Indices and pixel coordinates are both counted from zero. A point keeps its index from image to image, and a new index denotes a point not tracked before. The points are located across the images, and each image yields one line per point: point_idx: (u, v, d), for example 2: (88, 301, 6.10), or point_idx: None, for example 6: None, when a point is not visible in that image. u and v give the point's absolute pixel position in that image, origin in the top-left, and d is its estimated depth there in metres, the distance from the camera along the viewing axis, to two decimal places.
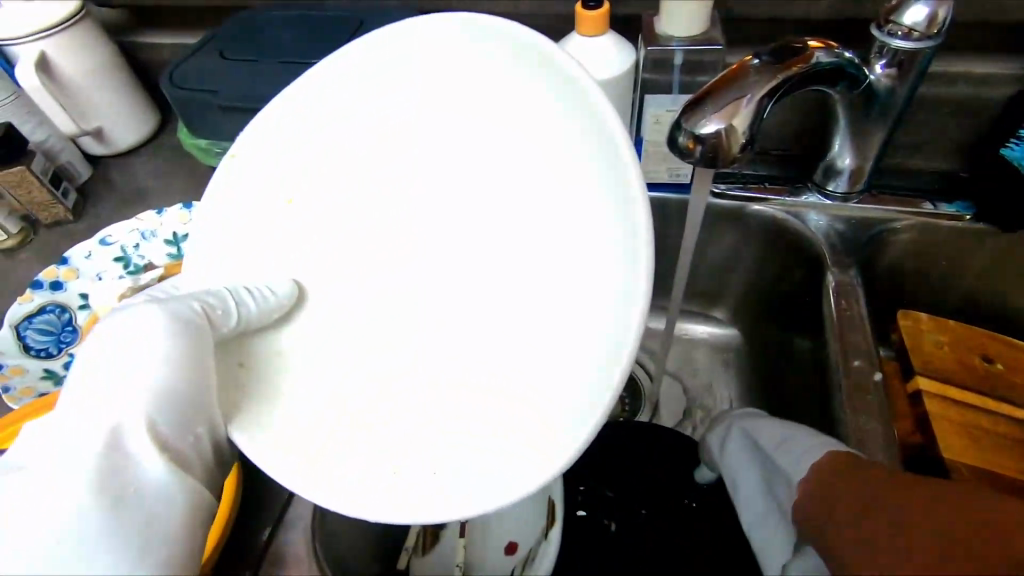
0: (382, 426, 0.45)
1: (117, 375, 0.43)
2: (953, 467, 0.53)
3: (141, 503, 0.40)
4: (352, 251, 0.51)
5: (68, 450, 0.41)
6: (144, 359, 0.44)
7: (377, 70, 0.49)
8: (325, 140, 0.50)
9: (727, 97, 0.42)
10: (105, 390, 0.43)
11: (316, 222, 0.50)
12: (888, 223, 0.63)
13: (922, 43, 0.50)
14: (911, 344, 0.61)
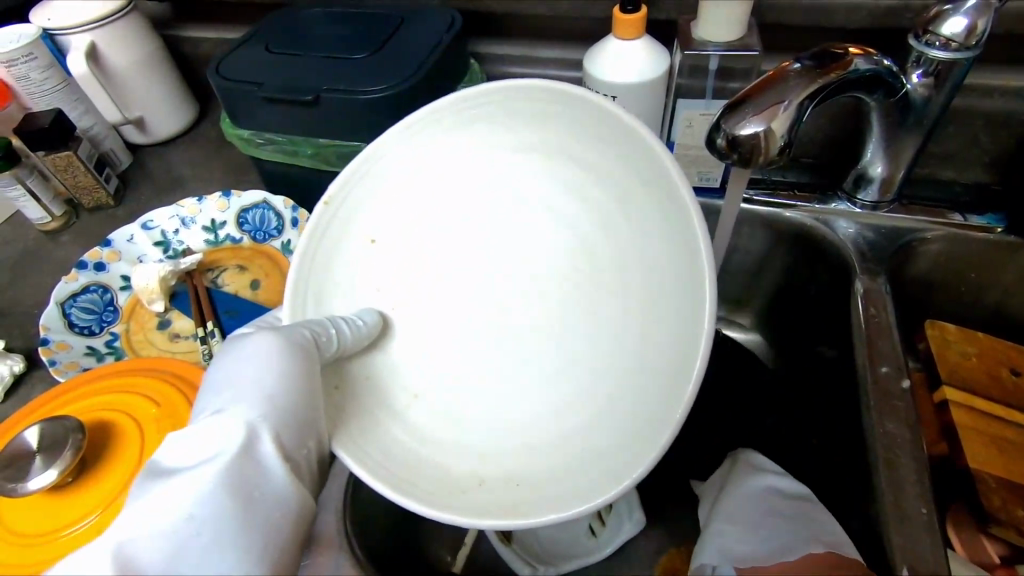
0: (468, 447, 0.47)
1: (237, 387, 0.41)
2: (978, 478, 0.53)
3: (259, 506, 0.38)
4: (435, 288, 0.53)
5: (195, 453, 0.38)
6: (265, 376, 0.42)
7: (449, 123, 0.50)
8: (410, 190, 0.53)
9: (766, 100, 0.43)
10: (228, 399, 0.41)
11: (401, 259, 0.53)
12: (918, 232, 0.63)
13: (960, 53, 0.50)
14: (938, 354, 0.61)
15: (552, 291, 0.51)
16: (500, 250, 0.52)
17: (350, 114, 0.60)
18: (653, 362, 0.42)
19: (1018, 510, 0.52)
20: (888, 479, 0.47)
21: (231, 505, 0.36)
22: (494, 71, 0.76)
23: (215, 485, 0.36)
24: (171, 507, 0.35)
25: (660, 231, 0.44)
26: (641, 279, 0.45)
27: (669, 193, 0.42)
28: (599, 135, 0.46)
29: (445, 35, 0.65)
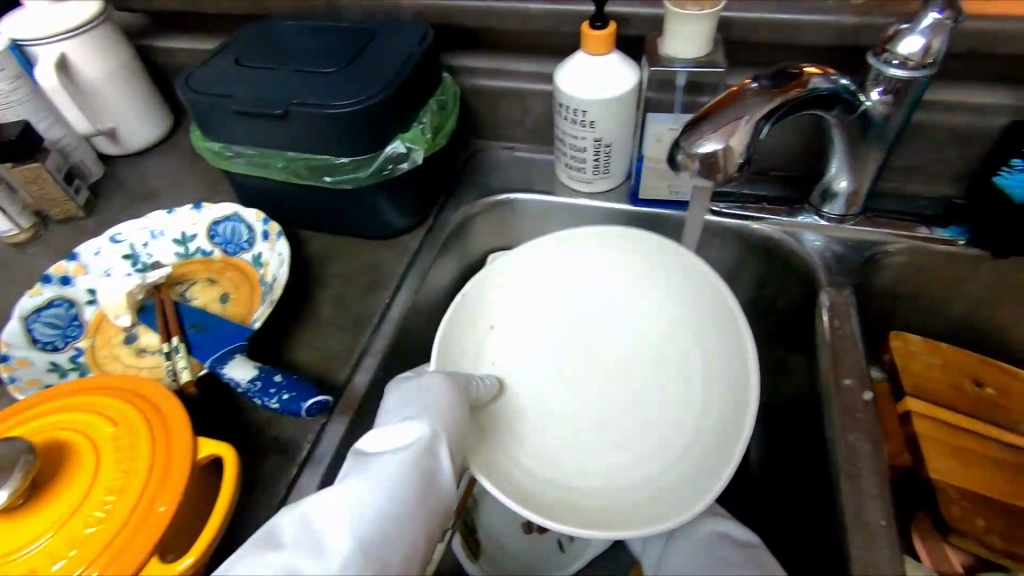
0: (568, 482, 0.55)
1: (419, 401, 0.42)
2: (940, 489, 0.54)
3: (432, 504, 0.36)
4: (538, 373, 0.63)
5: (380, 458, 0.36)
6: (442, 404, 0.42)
7: (567, 242, 0.66)
8: (523, 290, 0.67)
9: (724, 119, 0.43)
10: (414, 410, 0.41)
11: (517, 341, 0.65)
12: (881, 245, 0.65)
13: (917, 72, 0.51)
14: (903, 365, 0.62)
15: (629, 374, 0.62)
16: (592, 339, 0.65)
17: (320, 128, 0.60)
18: (713, 427, 0.55)
19: (979, 520, 0.53)
20: (850, 492, 0.47)
21: (416, 500, 0.35)
22: (469, 83, 0.76)
23: (403, 477, 0.35)
24: (370, 500, 0.34)
25: (711, 338, 0.60)
26: (701, 373, 0.59)
27: (726, 314, 0.58)
28: (675, 275, 0.63)
29: (417, 48, 0.65)
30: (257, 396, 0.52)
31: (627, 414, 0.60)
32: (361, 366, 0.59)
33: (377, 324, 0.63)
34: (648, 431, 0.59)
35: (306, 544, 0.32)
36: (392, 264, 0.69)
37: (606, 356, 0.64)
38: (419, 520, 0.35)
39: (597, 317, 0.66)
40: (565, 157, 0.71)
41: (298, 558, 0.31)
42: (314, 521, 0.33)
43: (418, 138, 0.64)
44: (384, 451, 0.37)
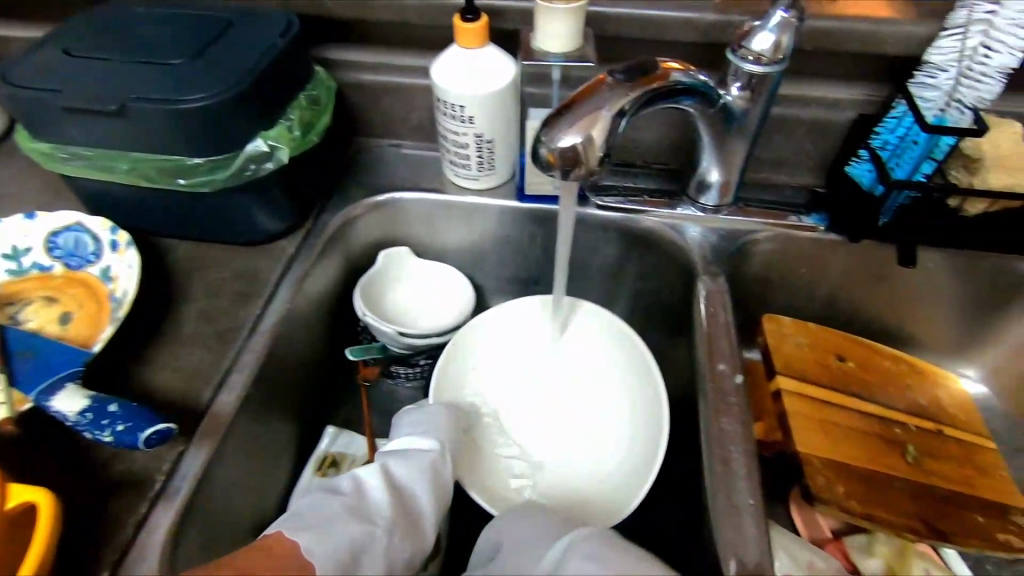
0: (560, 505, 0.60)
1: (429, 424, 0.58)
2: (806, 461, 0.58)
3: (439, 489, 0.53)
4: (520, 393, 0.68)
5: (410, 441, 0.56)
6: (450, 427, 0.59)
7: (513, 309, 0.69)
8: (500, 326, 0.69)
9: (581, 113, 0.43)
10: (430, 428, 0.58)
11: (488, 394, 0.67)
12: (752, 234, 0.68)
13: (771, 67, 0.54)
14: (774, 346, 0.65)
15: (585, 407, 0.67)
16: (548, 383, 0.69)
17: (167, 125, 0.54)
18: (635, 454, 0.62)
19: (840, 487, 0.57)
20: (721, 475, 0.49)
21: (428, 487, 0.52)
22: (347, 78, 0.73)
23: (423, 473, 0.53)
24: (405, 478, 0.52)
25: (629, 365, 0.66)
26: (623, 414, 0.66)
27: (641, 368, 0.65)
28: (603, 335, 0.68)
29: (279, 40, 0.60)
30: (88, 429, 0.46)
31: (593, 432, 0.65)
32: (226, 385, 0.54)
33: (247, 338, 0.58)
34: (608, 445, 0.64)
35: (358, 489, 0.50)
36: (265, 272, 0.64)
37: (568, 376, 0.69)
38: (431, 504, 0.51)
39: (558, 348, 0.70)
40: (449, 155, 0.69)
41: (354, 502, 0.48)
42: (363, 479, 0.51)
43: (283, 135, 0.60)
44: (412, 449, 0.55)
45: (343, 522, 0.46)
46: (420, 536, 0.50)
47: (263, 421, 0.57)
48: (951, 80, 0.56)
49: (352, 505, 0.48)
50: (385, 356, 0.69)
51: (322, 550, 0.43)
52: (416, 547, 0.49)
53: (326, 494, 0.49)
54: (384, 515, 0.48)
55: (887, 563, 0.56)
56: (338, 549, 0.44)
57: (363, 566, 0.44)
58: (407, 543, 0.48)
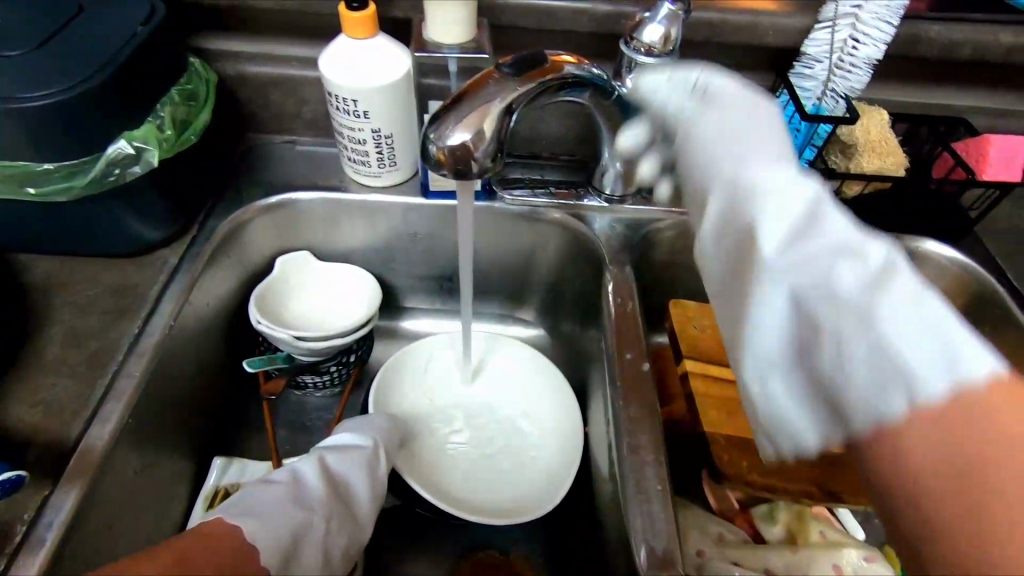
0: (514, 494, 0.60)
1: (363, 422, 0.57)
2: (712, 440, 0.60)
3: (374, 485, 0.53)
4: (455, 403, 0.66)
5: (345, 438, 0.55)
6: (388, 425, 0.58)
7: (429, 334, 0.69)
8: (421, 350, 0.68)
9: (468, 108, 0.42)
10: (360, 427, 0.56)
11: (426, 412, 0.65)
12: (656, 222, 0.69)
13: (662, 58, 0.55)
14: (681, 330, 0.67)
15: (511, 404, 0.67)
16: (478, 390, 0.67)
17: (6, 127, 0.47)
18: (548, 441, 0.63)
19: (744, 461, 0.59)
20: (632, 463, 0.49)
21: (362, 482, 0.52)
22: (229, 70, 0.67)
23: (358, 469, 0.53)
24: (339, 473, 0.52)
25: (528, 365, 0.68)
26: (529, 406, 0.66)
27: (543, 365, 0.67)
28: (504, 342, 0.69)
29: (141, 27, 0.54)
30: None
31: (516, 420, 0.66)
32: (99, 415, 0.49)
33: (123, 361, 0.52)
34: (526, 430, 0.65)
35: (295, 481, 0.50)
36: (143, 286, 0.58)
37: (489, 376, 0.69)
38: (366, 500, 0.52)
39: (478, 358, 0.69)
40: (346, 151, 0.65)
41: (288, 494, 0.49)
42: (302, 471, 0.51)
43: (152, 134, 0.54)
44: (343, 446, 0.54)
45: (282, 510, 0.47)
46: (358, 525, 0.51)
47: (146, 451, 0.52)
48: (826, 71, 0.59)
49: (288, 496, 0.49)
50: (290, 367, 0.65)
51: (263, 539, 0.44)
52: (353, 536, 0.50)
53: (260, 485, 0.49)
54: (321, 502, 0.49)
55: (788, 528, 0.59)
56: (276, 539, 0.45)
57: (301, 553, 0.46)
58: (344, 532, 0.49)
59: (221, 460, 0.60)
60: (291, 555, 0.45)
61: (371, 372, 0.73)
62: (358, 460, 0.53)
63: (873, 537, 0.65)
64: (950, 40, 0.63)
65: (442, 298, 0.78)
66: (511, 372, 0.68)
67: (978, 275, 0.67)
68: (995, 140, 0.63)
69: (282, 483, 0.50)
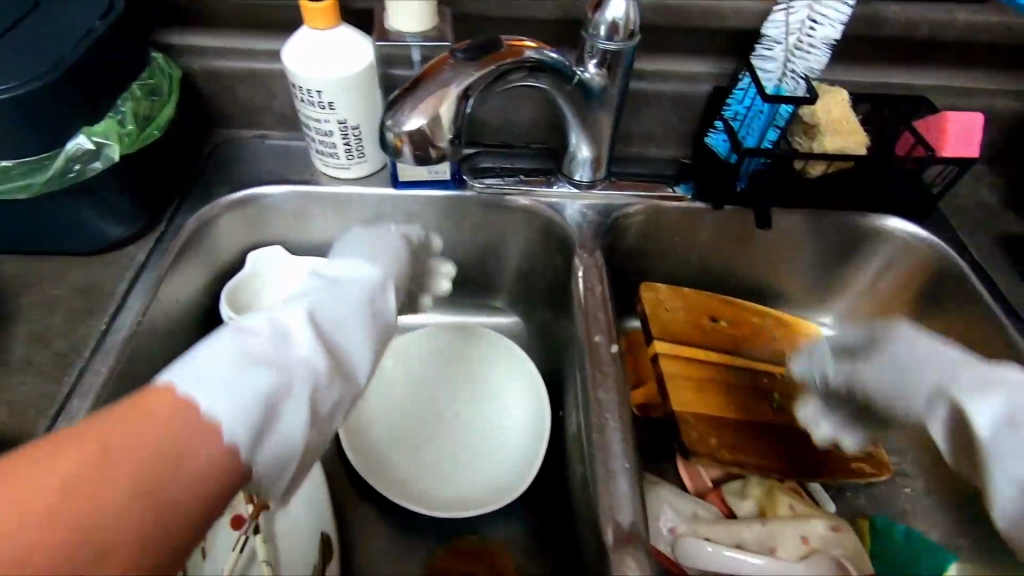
0: (493, 487, 0.62)
1: (363, 251, 0.59)
2: (681, 419, 0.61)
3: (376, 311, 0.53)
4: (434, 407, 0.68)
5: (350, 278, 0.55)
6: (388, 259, 0.59)
7: (405, 341, 0.70)
8: (395, 355, 0.70)
9: (424, 93, 0.42)
10: (361, 267, 0.57)
11: (406, 416, 0.67)
12: (625, 206, 0.70)
13: (625, 43, 0.56)
14: (651, 314, 0.68)
15: (490, 403, 0.68)
16: (458, 393, 0.68)
17: None
18: (520, 429, 0.65)
19: (712, 439, 0.61)
20: (599, 442, 0.50)
21: (368, 329, 0.51)
22: (194, 65, 0.67)
23: (363, 316, 0.51)
24: (342, 320, 0.49)
25: (501, 358, 0.69)
26: (504, 398, 0.67)
27: (516, 359, 0.68)
28: (479, 342, 0.70)
29: (98, 22, 0.54)
30: None
31: (493, 416, 0.67)
32: (66, 412, 0.49)
33: (89, 359, 0.52)
34: (502, 423, 0.66)
35: (289, 328, 0.46)
36: (110, 283, 0.58)
37: (467, 376, 0.69)
38: (364, 327, 0.50)
39: (456, 361, 0.70)
40: (314, 143, 0.65)
41: (270, 349, 0.44)
42: (299, 319, 0.47)
43: (111, 128, 0.53)
44: (349, 283, 0.54)
45: (250, 372, 0.41)
46: (351, 376, 0.48)
47: None
48: (784, 53, 0.60)
49: (270, 351, 0.44)
50: None
51: (231, 410, 0.37)
52: (347, 388, 0.47)
53: (239, 334, 0.44)
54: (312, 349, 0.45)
55: (758, 504, 0.60)
56: (248, 399, 0.39)
57: (285, 411, 0.41)
58: (338, 384, 0.45)
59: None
60: (271, 413, 0.40)
61: None
62: (361, 303, 0.52)
63: (845, 511, 0.66)
64: (908, 19, 0.64)
65: None
66: (486, 367, 0.69)
67: (943, 254, 0.69)
68: (954, 117, 0.63)
69: (261, 336, 0.44)
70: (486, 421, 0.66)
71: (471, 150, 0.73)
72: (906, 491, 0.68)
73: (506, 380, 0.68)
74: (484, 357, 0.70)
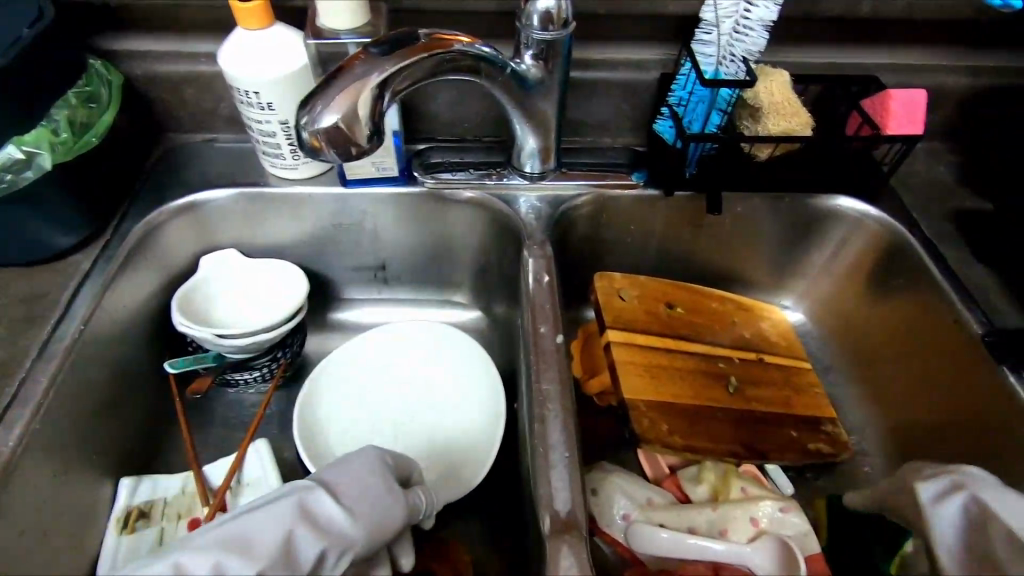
0: (450, 479, 0.62)
1: (359, 496, 0.47)
2: (632, 406, 0.62)
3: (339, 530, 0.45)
4: (393, 403, 0.68)
5: (355, 483, 0.47)
6: (370, 488, 0.47)
7: (364, 340, 0.70)
8: (353, 353, 0.70)
9: (337, 91, 0.42)
10: (353, 490, 0.47)
11: (363, 413, 0.67)
12: (576, 197, 0.70)
13: (559, 32, 0.56)
14: (605, 303, 0.68)
15: (449, 398, 0.68)
16: (417, 388, 0.69)
17: None
18: (477, 420, 0.65)
19: (664, 426, 0.61)
20: (538, 433, 0.50)
21: (320, 557, 0.43)
22: (137, 70, 0.67)
23: (321, 535, 0.44)
24: (300, 550, 0.43)
25: (459, 353, 0.70)
26: (462, 392, 0.68)
27: (473, 353, 0.69)
28: (439, 339, 0.71)
29: (26, 31, 0.53)
30: None
31: (452, 410, 0.67)
32: (6, 421, 0.49)
33: (30, 368, 0.52)
34: (460, 416, 0.66)
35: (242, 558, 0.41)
36: (53, 292, 0.58)
37: (426, 372, 0.70)
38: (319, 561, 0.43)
39: (415, 357, 0.70)
40: (259, 145, 0.65)
41: None
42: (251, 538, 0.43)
43: (44, 138, 0.54)
44: (339, 486, 0.47)
45: None
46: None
47: (60, 456, 0.52)
48: (720, 37, 0.60)
49: None
50: (220, 365, 0.65)
51: None
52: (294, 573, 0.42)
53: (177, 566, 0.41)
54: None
55: (712, 488, 0.60)
56: None
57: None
58: None
59: (129, 479, 0.59)
60: None
61: (307, 365, 0.73)
62: (328, 528, 0.44)
63: (803, 492, 0.66)
64: None
65: (377, 287, 0.77)
66: (444, 362, 0.70)
67: (894, 229, 0.69)
68: (897, 95, 0.63)
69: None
70: (443, 415, 0.67)
71: (422, 147, 0.72)
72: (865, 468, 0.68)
73: (464, 374, 0.69)
74: (443, 351, 0.70)
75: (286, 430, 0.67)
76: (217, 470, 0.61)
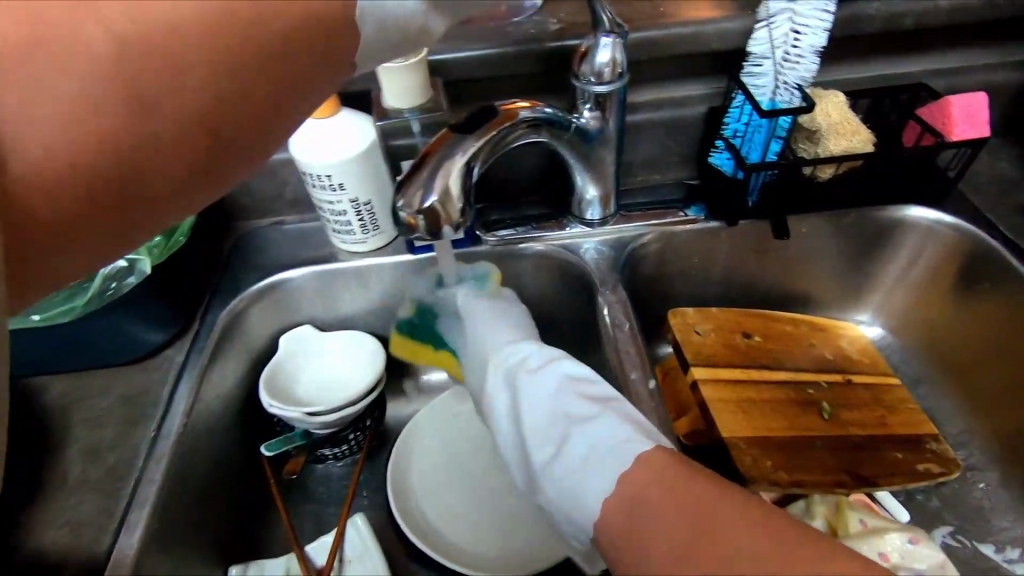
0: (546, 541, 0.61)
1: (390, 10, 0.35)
2: (731, 444, 0.60)
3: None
4: (475, 466, 0.68)
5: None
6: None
7: (436, 409, 0.71)
8: (429, 423, 0.70)
9: (430, 170, 0.44)
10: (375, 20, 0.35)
11: (449, 480, 0.67)
12: (640, 238, 0.70)
13: (614, 84, 0.57)
14: (683, 339, 0.67)
15: None
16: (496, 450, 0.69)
17: None
18: None
19: (767, 461, 0.59)
20: None
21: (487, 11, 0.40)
22: None
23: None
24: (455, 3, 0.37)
25: None
26: None
27: None
28: None
29: None
30: None
31: None
32: (127, 523, 0.50)
33: (142, 468, 0.53)
34: None
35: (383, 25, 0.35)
36: (153, 389, 0.59)
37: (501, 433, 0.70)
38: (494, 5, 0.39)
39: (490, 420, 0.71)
40: (330, 224, 0.68)
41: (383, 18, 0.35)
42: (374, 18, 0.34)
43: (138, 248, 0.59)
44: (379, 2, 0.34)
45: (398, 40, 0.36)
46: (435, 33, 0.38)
47: (176, 552, 0.53)
48: (774, 66, 0.61)
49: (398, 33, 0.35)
50: (309, 442, 0.66)
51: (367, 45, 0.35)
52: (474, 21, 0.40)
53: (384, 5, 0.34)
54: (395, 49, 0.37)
55: (828, 522, 0.56)
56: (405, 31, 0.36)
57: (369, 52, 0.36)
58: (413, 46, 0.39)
59: (237, 568, 0.58)
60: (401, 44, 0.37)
61: (388, 433, 0.74)
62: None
63: (920, 517, 0.63)
64: (891, 13, 0.64)
65: None
66: None
67: (971, 235, 0.68)
68: (957, 101, 0.63)
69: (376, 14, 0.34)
70: None
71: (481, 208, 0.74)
72: (980, 485, 0.65)
73: None
74: None
75: (378, 502, 0.67)
76: (319, 547, 0.61)
